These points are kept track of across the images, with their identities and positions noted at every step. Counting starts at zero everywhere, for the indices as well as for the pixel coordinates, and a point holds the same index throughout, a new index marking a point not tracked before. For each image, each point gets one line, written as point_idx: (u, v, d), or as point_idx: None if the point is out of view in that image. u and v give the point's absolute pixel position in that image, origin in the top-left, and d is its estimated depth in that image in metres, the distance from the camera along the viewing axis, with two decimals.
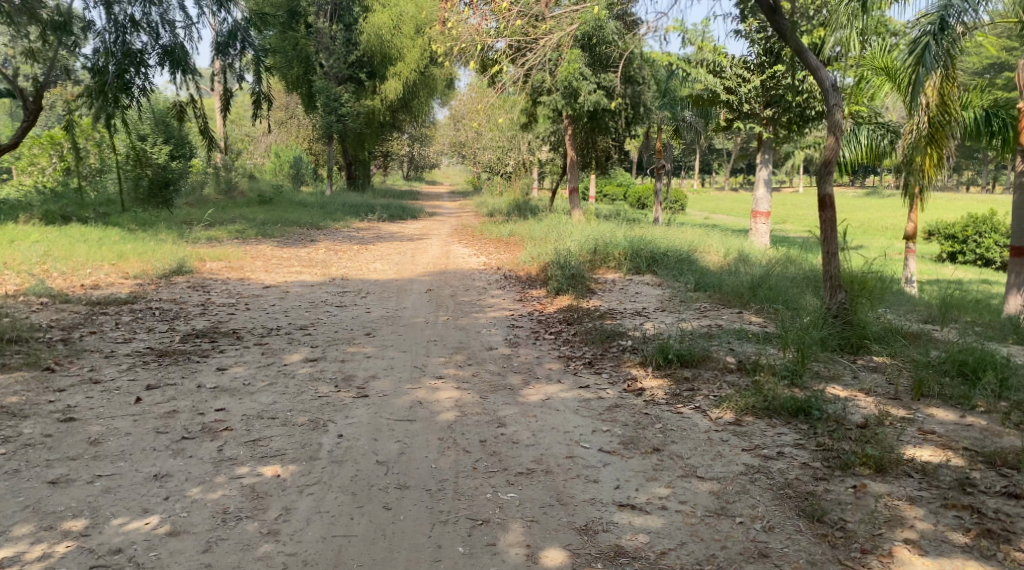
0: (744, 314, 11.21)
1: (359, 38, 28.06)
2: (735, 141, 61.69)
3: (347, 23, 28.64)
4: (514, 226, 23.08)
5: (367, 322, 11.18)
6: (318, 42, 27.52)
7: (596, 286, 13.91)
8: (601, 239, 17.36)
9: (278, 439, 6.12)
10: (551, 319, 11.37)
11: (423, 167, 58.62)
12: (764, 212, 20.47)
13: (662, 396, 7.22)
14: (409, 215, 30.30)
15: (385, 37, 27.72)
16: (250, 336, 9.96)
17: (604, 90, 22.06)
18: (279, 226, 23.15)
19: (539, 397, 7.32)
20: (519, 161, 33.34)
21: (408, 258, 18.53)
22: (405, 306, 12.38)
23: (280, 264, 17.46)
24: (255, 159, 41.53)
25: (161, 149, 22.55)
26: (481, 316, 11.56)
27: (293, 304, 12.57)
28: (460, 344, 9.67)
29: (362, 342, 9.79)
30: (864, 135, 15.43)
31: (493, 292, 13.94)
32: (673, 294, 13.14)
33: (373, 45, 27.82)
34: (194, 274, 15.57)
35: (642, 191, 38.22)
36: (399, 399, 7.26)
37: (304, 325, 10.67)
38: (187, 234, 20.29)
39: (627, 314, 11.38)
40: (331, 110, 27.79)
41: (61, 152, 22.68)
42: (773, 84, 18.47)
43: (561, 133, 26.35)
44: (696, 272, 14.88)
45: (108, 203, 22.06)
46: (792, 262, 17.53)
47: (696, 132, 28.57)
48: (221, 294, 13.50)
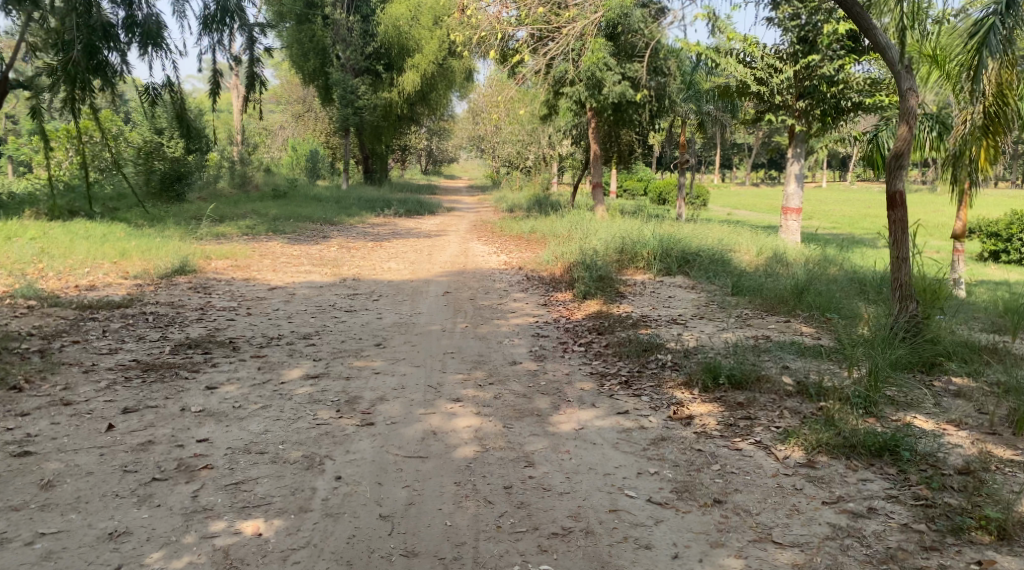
0: (793, 324, 10.15)
1: (377, 29, 27.15)
2: (759, 134, 60.35)
3: (365, 15, 27.70)
4: (535, 223, 22.09)
5: (378, 330, 10.23)
6: (335, 34, 26.47)
7: (626, 289, 12.90)
8: (629, 236, 16.30)
9: (267, 484, 5.20)
10: (579, 328, 10.37)
11: (442, 161, 57.67)
12: (796, 208, 19.19)
13: (716, 426, 6.24)
14: (427, 210, 29.37)
15: (403, 28, 26.86)
16: (247, 347, 9.02)
17: (629, 81, 20.99)
18: (291, 221, 22.29)
19: (571, 426, 6.35)
20: (540, 155, 32.30)
21: (424, 257, 17.58)
22: (420, 312, 11.45)
23: (289, 263, 16.56)
24: (271, 152, 40.78)
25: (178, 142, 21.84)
26: (502, 325, 10.58)
27: (299, 308, 11.65)
28: (479, 357, 8.71)
29: (371, 354, 8.84)
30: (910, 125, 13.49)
31: (515, 296, 12.96)
32: (710, 299, 12.08)
33: (390, 37, 26.93)
34: (198, 273, 14.67)
35: (664, 186, 37.08)
36: (412, 428, 6.31)
37: (308, 334, 9.75)
38: (194, 230, 19.42)
39: (662, 323, 10.34)
40: (347, 104, 27.10)
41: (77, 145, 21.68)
42: (807, 74, 17.26)
43: (583, 126, 25.28)
44: (733, 274, 13.82)
45: (120, 197, 21.47)
46: (832, 262, 16.41)
47: (723, 126, 27.35)
48: (224, 296, 12.60)
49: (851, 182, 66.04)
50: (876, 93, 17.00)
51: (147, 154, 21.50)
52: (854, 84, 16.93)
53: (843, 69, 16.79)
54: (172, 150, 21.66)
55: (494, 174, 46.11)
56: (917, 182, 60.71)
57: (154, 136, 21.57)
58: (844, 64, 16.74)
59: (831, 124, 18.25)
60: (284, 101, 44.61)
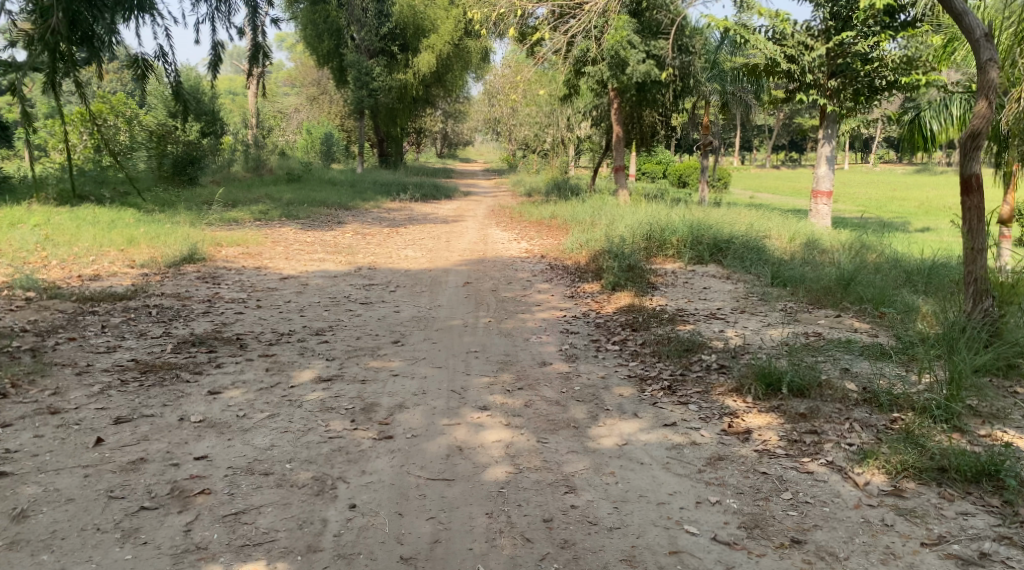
0: (844, 319, 9.42)
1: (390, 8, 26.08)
2: (780, 116, 59.18)
3: None
4: (555, 207, 21.34)
5: (395, 325, 9.55)
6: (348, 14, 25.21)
7: (657, 280, 12.17)
8: (656, 222, 15.53)
9: (273, 516, 4.63)
10: (611, 323, 9.67)
11: (457, 144, 56.88)
12: (826, 192, 18.18)
13: (779, 443, 5.63)
14: (443, 194, 28.67)
15: (419, 7, 26.26)
16: (254, 345, 8.34)
17: (654, 59, 20.03)
18: (305, 206, 21.64)
19: (614, 442, 5.67)
20: (558, 137, 31.40)
21: (442, 244, 16.88)
22: (440, 305, 10.78)
23: (301, 251, 15.88)
24: (285, 135, 40.03)
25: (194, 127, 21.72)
26: (528, 320, 9.89)
27: (311, 301, 10.97)
28: (507, 357, 8.04)
29: (389, 353, 8.16)
30: None
31: (539, 287, 12.24)
32: (749, 291, 11.33)
33: (406, 17, 26.18)
34: (208, 261, 14.01)
35: (686, 169, 36.26)
36: (438, 441, 5.66)
37: (321, 330, 9.08)
38: (206, 216, 18.77)
39: (700, 318, 9.62)
40: (362, 85, 26.20)
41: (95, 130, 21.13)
42: (840, 52, 16.46)
43: (604, 107, 24.41)
44: (769, 263, 13.07)
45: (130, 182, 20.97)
46: (870, 247, 15.64)
47: (747, 108, 26.42)
48: (233, 287, 11.93)
49: (872, 164, 64.80)
50: (913, 72, 16.15)
51: (160, 138, 20.94)
52: (889, 62, 16.06)
53: (878, 46, 15.97)
54: (185, 135, 21.27)
55: (511, 157, 45.33)
56: (942, 165, 59.31)
57: (169, 118, 21.26)
58: (880, 41, 15.89)
59: (864, 104, 17.36)
60: (299, 84, 43.87)
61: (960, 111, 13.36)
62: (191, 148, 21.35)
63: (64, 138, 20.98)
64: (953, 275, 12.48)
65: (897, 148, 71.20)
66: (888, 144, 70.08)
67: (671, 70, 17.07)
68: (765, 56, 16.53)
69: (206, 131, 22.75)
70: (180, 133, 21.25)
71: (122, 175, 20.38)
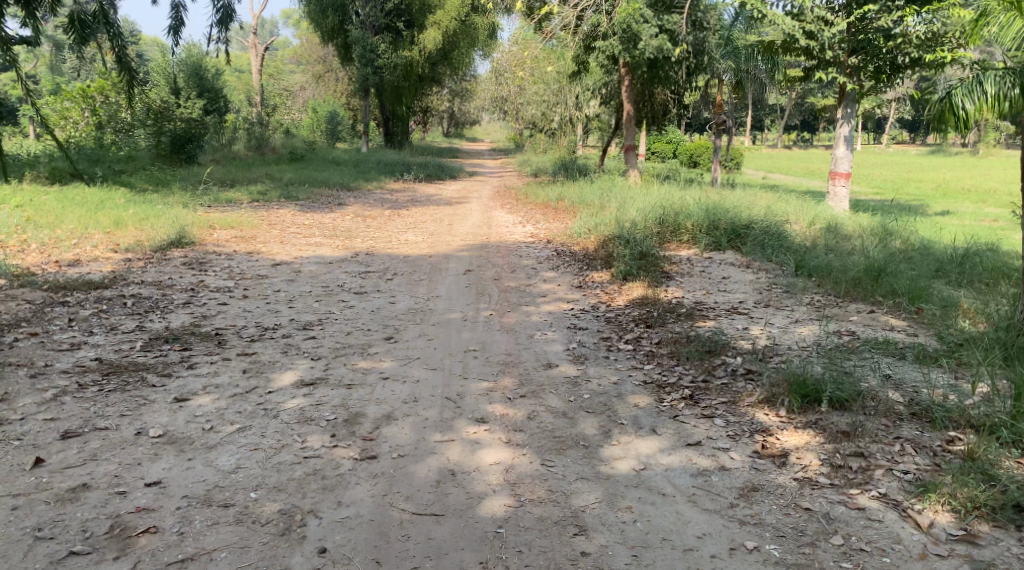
0: (878, 316, 8.66)
1: None
2: (792, 95, 58.17)
3: None
4: (563, 188, 20.56)
5: (389, 319, 8.83)
6: None
7: (672, 269, 11.43)
8: (669, 205, 14.73)
9: (226, 564, 4.20)
10: (624, 318, 8.93)
11: (463, 122, 55.87)
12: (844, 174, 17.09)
13: (820, 468, 4.97)
14: (448, 174, 27.87)
15: None
16: (234, 343, 7.58)
17: (667, 34, 19.05)
18: (306, 187, 20.83)
19: (631, 466, 5.01)
20: (566, 116, 30.52)
21: (444, 227, 16.16)
22: (439, 296, 10.07)
23: (297, 234, 15.14)
24: (290, 113, 39.21)
25: (195, 103, 21.01)
26: (532, 314, 9.16)
27: (302, 290, 10.25)
28: (509, 357, 7.35)
29: (380, 352, 7.44)
30: None
31: (545, 276, 11.49)
32: (772, 282, 10.58)
33: None
34: (198, 246, 13.27)
35: (697, 149, 35.43)
36: (429, 462, 5.00)
37: (308, 325, 8.36)
38: (203, 196, 18.10)
39: (721, 313, 8.87)
40: (367, 62, 25.72)
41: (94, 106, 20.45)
42: (862, 27, 15.67)
43: (614, 85, 23.55)
44: (791, 251, 12.30)
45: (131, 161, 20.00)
46: (894, 233, 14.85)
47: (762, 86, 25.41)
48: (220, 274, 11.22)
49: (885, 145, 63.56)
50: (938, 49, 15.21)
51: (157, 115, 20.09)
52: (913, 38, 15.07)
53: (901, 21, 14.96)
54: (189, 112, 20.65)
55: (519, 136, 44.40)
56: (956, 146, 58.26)
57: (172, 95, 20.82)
58: (904, 16, 14.90)
59: (886, 83, 16.49)
60: (305, 61, 43.00)
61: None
62: (190, 124, 20.55)
63: (65, 115, 20.09)
64: (987, 268, 11.74)
65: (911, 128, 69.93)
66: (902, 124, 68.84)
67: (684, 45, 16.33)
68: (783, 31, 15.78)
69: (208, 108, 22.02)
70: (183, 109, 20.58)
71: (119, 154, 19.25)
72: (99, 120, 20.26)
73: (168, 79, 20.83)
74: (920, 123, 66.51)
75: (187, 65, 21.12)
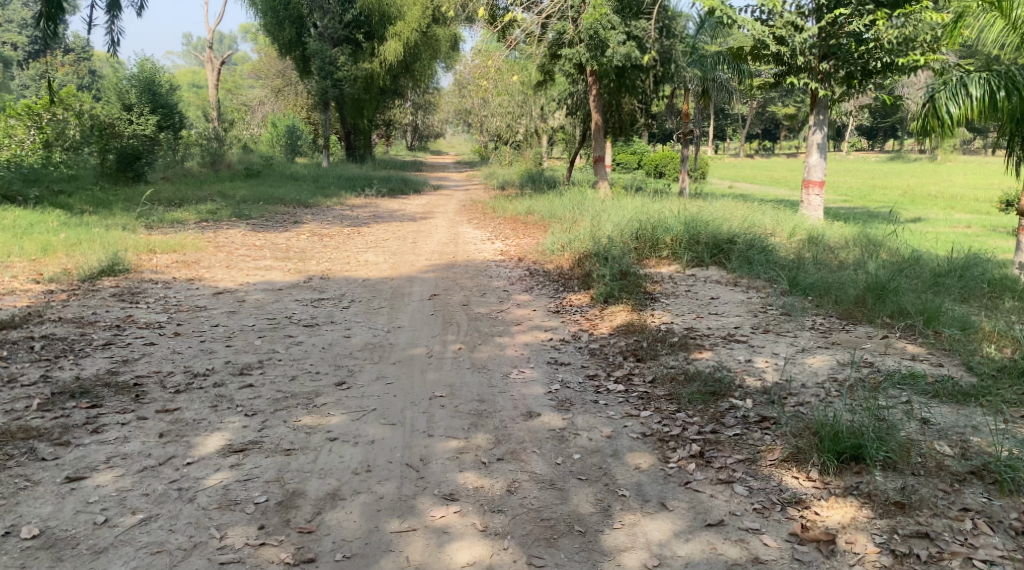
0: (895, 341, 7.65)
1: None
2: (755, 104, 57.88)
3: None
4: (532, 201, 19.57)
5: (342, 358, 7.68)
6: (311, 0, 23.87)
7: (655, 289, 10.44)
8: (647, 218, 13.76)
9: None
10: (610, 349, 7.91)
11: (428, 136, 54.73)
12: (817, 181, 16.08)
13: (880, 560, 4.42)
14: (412, 188, 26.68)
15: None
16: (154, 397, 6.36)
17: (635, 42, 18.23)
18: (260, 204, 19.59)
19: (641, 562, 4.42)
20: (531, 128, 29.58)
21: (407, 245, 15.05)
22: (401, 327, 8.96)
23: (246, 256, 13.94)
24: (248, 129, 37.80)
25: (148, 119, 19.56)
26: (506, 346, 8.08)
27: (245, 323, 9.10)
28: (483, 404, 6.27)
29: (328, 403, 6.33)
30: (977, 84, 10.76)
31: (518, 299, 10.44)
32: (766, 302, 9.62)
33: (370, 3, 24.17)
34: (132, 273, 11.93)
35: (662, 158, 34.62)
36: (384, 565, 4.42)
37: (246, 369, 7.22)
38: (147, 217, 16.75)
39: (718, 342, 7.85)
40: (325, 75, 24.32)
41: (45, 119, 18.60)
42: (834, 32, 14.80)
43: (580, 95, 22.67)
44: (780, 268, 11.40)
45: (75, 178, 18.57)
46: (880, 243, 14.01)
47: (730, 95, 24.60)
48: (154, 305, 10.04)
49: (845, 152, 63.63)
50: (910, 52, 14.48)
51: (102, 131, 18.69)
52: (885, 42, 14.28)
53: (873, 26, 14.15)
54: (142, 129, 19.27)
55: (483, 149, 43.32)
56: (917, 152, 58.22)
57: (122, 111, 19.39)
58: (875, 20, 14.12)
59: (857, 88, 15.77)
60: (263, 76, 41.63)
61: (980, 93, 10.78)
62: (141, 142, 19.22)
63: (7, 133, 17.41)
64: (989, 280, 10.88)
65: (870, 136, 70.23)
66: (861, 132, 68.94)
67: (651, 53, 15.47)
68: (752, 36, 14.96)
69: (161, 124, 20.72)
70: (136, 126, 19.24)
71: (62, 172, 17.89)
72: (47, 138, 17.86)
73: (120, 96, 19.66)
74: (877, 130, 66.80)
75: (140, 79, 20.10)
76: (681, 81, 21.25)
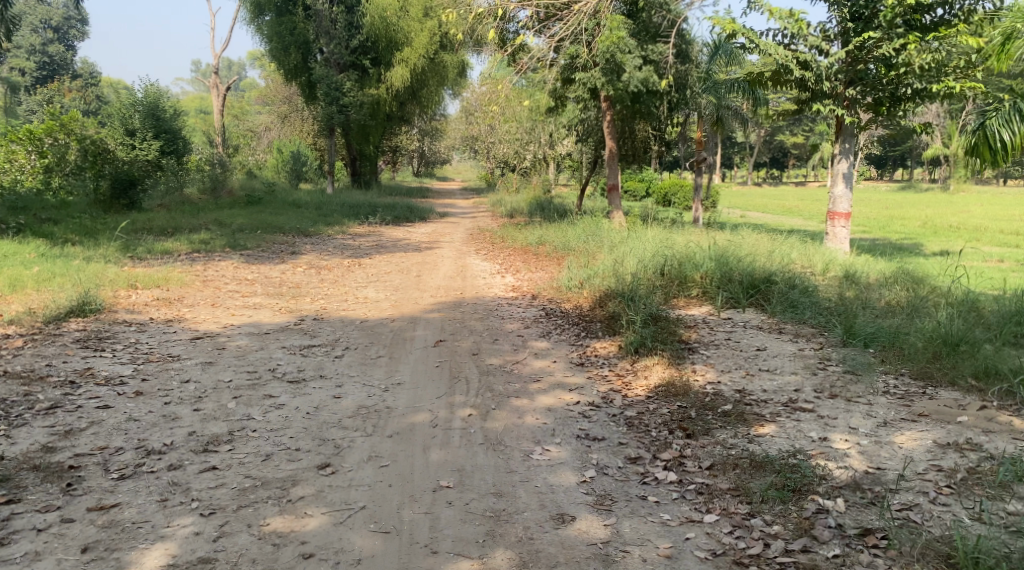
0: (994, 408, 6.37)
1: (362, 19, 23.20)
2: (764, 131, 56.79)
3: (349, 4, 23.79)
4: (544, 230, 18.40)
5: (327, 428, 6.40)
6: (317, 26, 22.92)
7: (691, 334, 9.14)
8: (672, 252, 12.44)
9: None
10: (650, 416, 6.64)
11: (435, 162, 53.49)
12: (842, 212, 14.54)
13: None
14: (418, 216, 25.53)
15: (391, 18, 23.05)
16: (89, 487, 5.21)
17: (652, 66, 17.05)
18: (257, 232, 18.31)
19: None
20: (540, 155, 28.45)
21: (411, 280, 13.81)
22: (402, 383, 7.73)
23: (234, 293, 12.70)
24: (251, 154, 36.75)
25: (150, 145, 18.13)
26: (525, 412, 6.76)
27: (222, 376, 7.93)
28: (502, 500, 5.15)
29: (307, 496, 5.16)
30: None
31: (536, 347, 9.18)
32: (823, 354, 8.33)
33: (376, 28, 23.03)
34: (104, 314, 10.69)
35: (672, 186, 33.36)
36: None
37: (211, 442, 6.04)
38: (134, 246, 15.50)
39: (780, 412, 6.53)
40: (331, 101, 23.15)
41: (42, 148, 16.80)
42: (862, 58, 13.51)
43: (592, 121, 21.54)
44: (828, 315, 10.06)
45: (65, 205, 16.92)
46: (928, 281, 12.62)
47: (746, 123, 23.44)
48: (122, 352, 8.87)
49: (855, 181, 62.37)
50: (944, 79, 13.18)
51: (95, 155, 17.33)
52: (917, 68, 12.97)
53: (905, 50, 12.81)
54: (144, 154, 18.02)
55: (490, 175, 42.20)
56: (928, 181, 56.87)
57: (124, 135, 18.04)
58: (906, 44, 12.77)
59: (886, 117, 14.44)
60: (269, 100, 40.62)
61: None
62: (137, 167, 17.91)
63: (8, 158, 16.77)
64: None
65: (879, 165, 69.00)
66: (871, 161, 67.67)
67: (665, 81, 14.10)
68: (775, 61, 13.60)
69: (165, 150, 18.85)
70: (137, 151, 17.98)
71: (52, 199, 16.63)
72: (47, 163, 16.93)
73: (122, 119, 18.08)
74: (886, 158, 65.69)
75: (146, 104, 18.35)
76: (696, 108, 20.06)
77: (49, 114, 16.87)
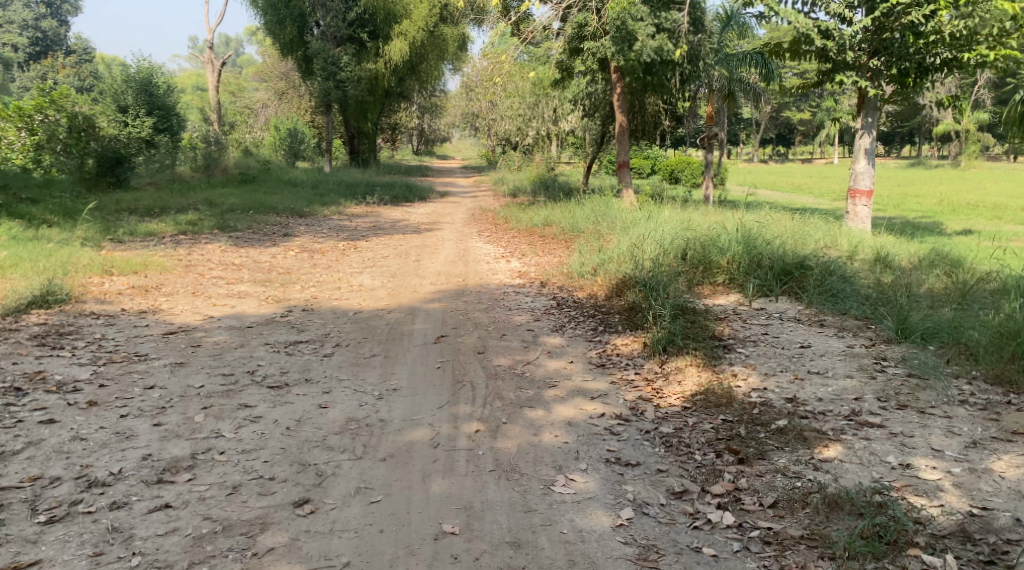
0: None
1: None
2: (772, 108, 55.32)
3: None
4: (550, 210, 17.29)
5: (312, 444, 5.44)
6: None
7: (724, 328, 8.06)
8: (693, 234, 11.32)
9: None
10: (692, 435, 5.65)
11: (435, 140, 52.05)
12: (863, 190, 13.32)
13: None
14: (417, 195, 24.38)
15: None
16: (8, 537, 4.55)
17: (666, 34, 15.73)
18: (248, 213, 17.16)
19: None
20: (543, 131, 27.20)
21: (409, 265, 12.70)
22: (400, 388, 6.75)
23: (219, 280, 11.63)
24: (245, 131, 35.45)
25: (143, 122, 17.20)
26: (541, 428, 5.70)
27: (192, 379, 6.96)
28: (520, 554, 4.54)
29: (279, 548, 4.53)
30: None
31: (549, 345, 8.12)
32: (880, 352, 7.30)
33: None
34: (71, 305, 9.63)
35: (679, 163, 32.13)
36: None
37: (173, 465, 5.15)
38: (116, 228, 14.39)
39: (846, 430, 5.49)
40: (328, 76, 21.95)
41: (32, 125, 15.46)
42: (886, 26, 12.04)
43: (599, 95, 20.33)
44: (875, 306, 8.96)
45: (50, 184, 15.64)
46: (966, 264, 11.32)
47: (759, 99, 22.24)
48: (84, 351, 7.85)
49: None
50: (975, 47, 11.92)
51: (83, 132, 16.15)
52: (948, 35, 11.68)
53: (935, 15, 11.48)
54: (137, 132, 17.20)
55: (491, 154, 40.89)
56: (938, 159, 55.42)
57: (116, 112, 17.07)
58: (937, 9, 11.45)
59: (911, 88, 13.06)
60: (265, 75, 39.17)
61: None
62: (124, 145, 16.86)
63: None
64: None
65: (886, 141, 67.55)
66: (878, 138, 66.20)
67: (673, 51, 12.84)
68: (795, 29, 12.29)
69: (159, 127, 17.77)
70: (130, 128, 17.10)
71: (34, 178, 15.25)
72: (38, 140, 15.53)
73: (114, 95, 17.13)
74: (892, 135, 64.27)
75: (138, 81, 17.43)
76: (708, 82, 18.85)
77: (39, 91, 15.71)
